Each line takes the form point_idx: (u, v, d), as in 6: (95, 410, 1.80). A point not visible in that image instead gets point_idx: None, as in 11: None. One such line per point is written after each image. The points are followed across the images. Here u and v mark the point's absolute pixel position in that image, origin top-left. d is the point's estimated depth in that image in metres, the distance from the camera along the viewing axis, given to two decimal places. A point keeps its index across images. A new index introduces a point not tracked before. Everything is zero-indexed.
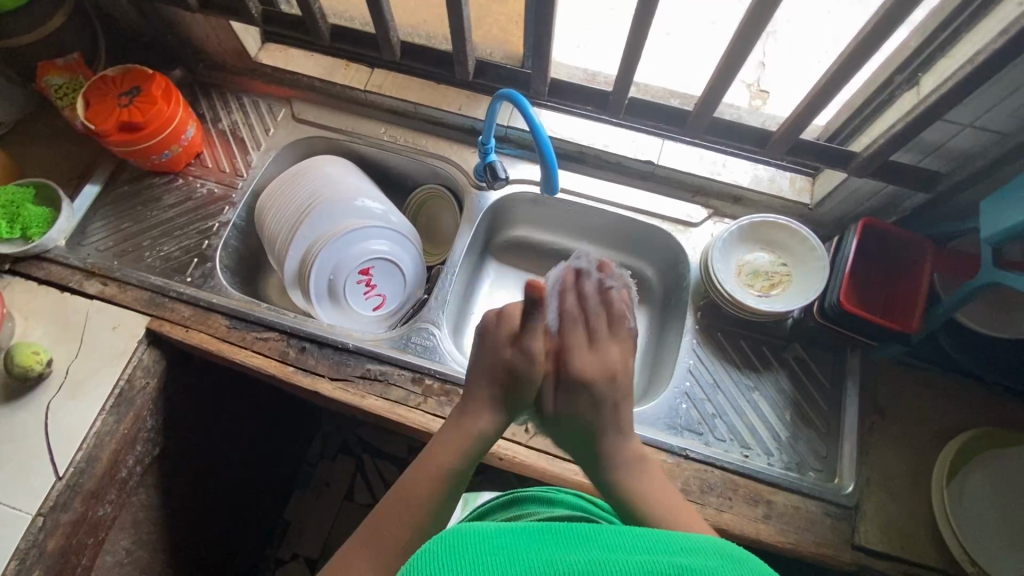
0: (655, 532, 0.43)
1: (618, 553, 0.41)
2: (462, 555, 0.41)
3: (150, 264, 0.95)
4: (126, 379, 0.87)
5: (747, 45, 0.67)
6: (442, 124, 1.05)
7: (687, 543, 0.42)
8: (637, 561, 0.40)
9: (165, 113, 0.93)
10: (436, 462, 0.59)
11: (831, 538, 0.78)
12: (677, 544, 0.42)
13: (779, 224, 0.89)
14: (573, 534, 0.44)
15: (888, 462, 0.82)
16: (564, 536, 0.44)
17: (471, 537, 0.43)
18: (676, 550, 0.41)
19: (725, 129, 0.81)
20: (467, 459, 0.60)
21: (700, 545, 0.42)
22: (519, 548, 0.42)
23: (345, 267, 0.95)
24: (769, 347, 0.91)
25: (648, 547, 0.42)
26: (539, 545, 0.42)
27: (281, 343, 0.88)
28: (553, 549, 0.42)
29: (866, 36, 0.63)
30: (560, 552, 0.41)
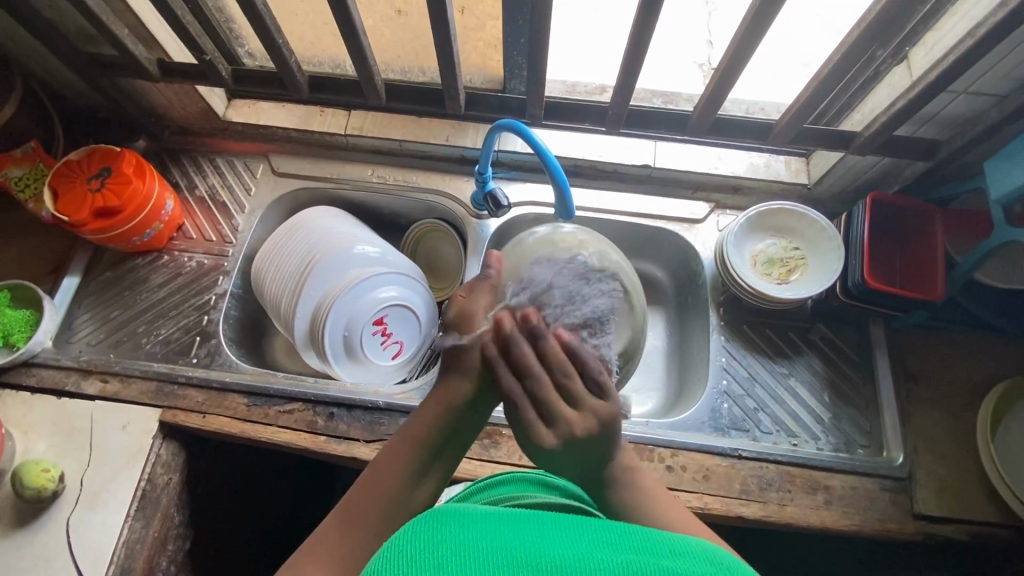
0: (641, 532, 0.43)
1: (603, 550, 0.40)
2: (447, 537, 0.41)
3: (150, 351, 0.90)
4: (147, 478, 0.81)
5: (747, 45, 0.67)
6: (430, 156, 1.02)
7: (677, 547, 0.41)
8: (622, 558, 0.39)
9: (142, 191, 0.88)
10: (416, 426, 0.56)
11: (892, 512, 0.79)
12: (664, 546, 0.41)
13: (790, 207, 0.89)
14: (559, 529, 0.43)
15: (930, 426, 0.84)
16: (545, 528, 0.44)
17: (450, 513, 0.45)
18: (664, 552, 0.40)
19: (725, 127, 0.81)
20: (451, 427, 0.56)
21: (688, 549, 0.41)
22: (499, 535, 0.42)
23: (358, 321, 0.91)
24: (795, 331, 0.92)
25: (631, 544, 0.41)
26: (523, 535, 0.42)
27: (306, 412, 0.84)
28: (535, 539, 0.42)
29: (864, 23, 0.63)
30: (547, 543, 0.41)
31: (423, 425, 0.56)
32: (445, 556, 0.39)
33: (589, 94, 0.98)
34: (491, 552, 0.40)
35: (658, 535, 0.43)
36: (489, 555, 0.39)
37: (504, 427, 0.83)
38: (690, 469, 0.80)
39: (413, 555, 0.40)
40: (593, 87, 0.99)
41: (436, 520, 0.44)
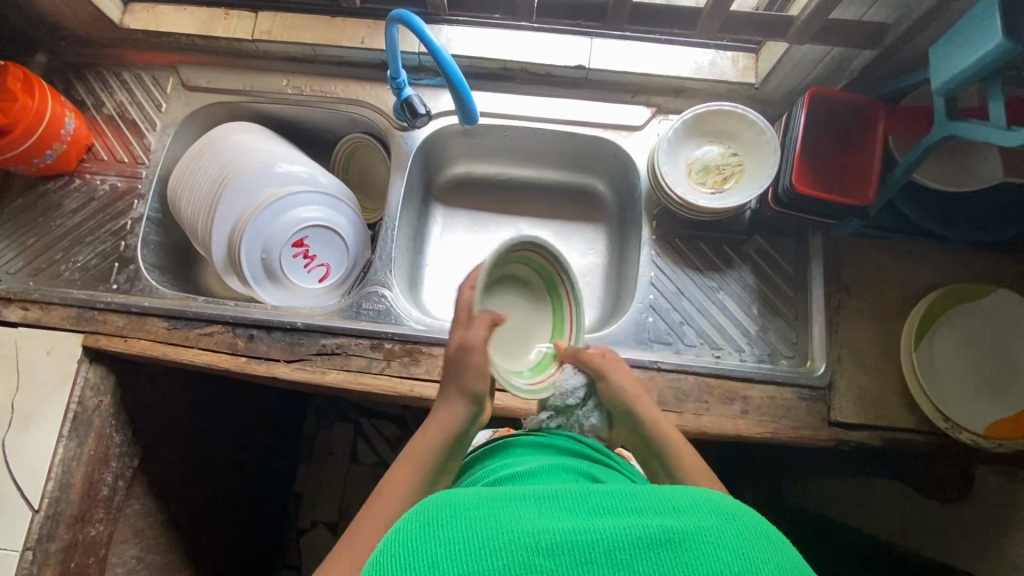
0: (644, 495, 0.41)
1: (608, 518, 0.39)
2: (450, 519, 0.39)
3: (69, 278, 0.89)
4: (77, 401, 0.83)
5: None
6: (348, 63, 0.94)
7: (674, 500, 0.41)
8: (624, 523, 0.38)
9: (32, 108, 0.83)
10: (419, 458, 0.59)
11: (808, 420, 0.79)
12: (671, 505, 0.40)
13: (734, 113, 0.83)
14: (562, 500, 0.42)
15: (858, 336, 0.82)
16: (551, 498, 0.42)
17: (457, 507, 0.41)
18: (671, 509, 0.40)
19: (649, 16, 0.72)
20: (447, 450, 0.60)
21: (693, 504, 0.40)
22: (500, 513, 0.40)
23: (276, 243, 0.89)
24: (730, 244, 0.88)
25: (637, 509, 0.40)
26: (525, 512, 0.40)
27: (226, 335, 0.84)
28: (537, 512, 0.40)
29: None
30: (549, 518, 0.39)
31: (423, 455, 0.59)
32: (451, 547, 0.37)
33: None
34: (493, 534, 0.38)
35: (657, 491, 0.42)
36: (486, 538, 0.37)
37: (424, 345, 0.82)
38: None
39: (414, 554, 0.37)
40: None
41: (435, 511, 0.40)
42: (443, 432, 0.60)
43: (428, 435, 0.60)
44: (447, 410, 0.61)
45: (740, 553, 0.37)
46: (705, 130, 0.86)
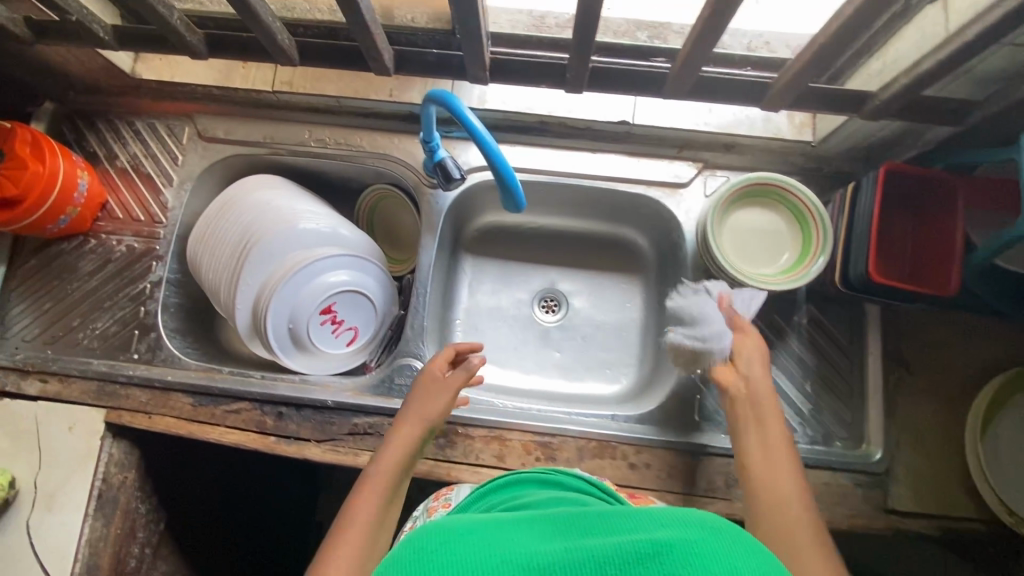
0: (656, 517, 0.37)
1: (595, 535, 0.36)
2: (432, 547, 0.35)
3: (89, 347, 0.85)
4: (101, 478, 0.80)
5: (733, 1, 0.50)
6: (374, 113, 0.89)
7: (666, 515, 0.37)
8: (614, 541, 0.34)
9: (43, 174, 0.78)
10: (363, 511, 0.59)
11: (864, 508, 0.76)
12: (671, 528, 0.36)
13: (820, 220, 0.74)
14: (551, 524, 0.38)
15: (917, 419, 0.78)
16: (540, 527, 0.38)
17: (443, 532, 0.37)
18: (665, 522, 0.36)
19: (711, 87, 0.66)
20: (388, 505, 0.62)
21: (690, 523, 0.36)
22: (481, 538, 0.36)
23: (303, 312, 0.84)
24: (781, 312, 0.83)
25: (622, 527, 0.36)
26: (515, 538, 0.36)
27: (254, 412, 0.80)
28: (529, 537, 0.36)
29: None
30: (535, 544, 0.35)
31: (370, 502, 0.61)
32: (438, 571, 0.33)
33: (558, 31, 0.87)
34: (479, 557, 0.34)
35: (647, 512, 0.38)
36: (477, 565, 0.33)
37: (459, 425, 0.78)
38: (655, 467, 0.76)
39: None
40: (565, 18, 0.87)
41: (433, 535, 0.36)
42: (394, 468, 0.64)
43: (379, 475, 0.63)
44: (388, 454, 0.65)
45: (733, 564, 0.33)
46: (786, 229, 0.78)
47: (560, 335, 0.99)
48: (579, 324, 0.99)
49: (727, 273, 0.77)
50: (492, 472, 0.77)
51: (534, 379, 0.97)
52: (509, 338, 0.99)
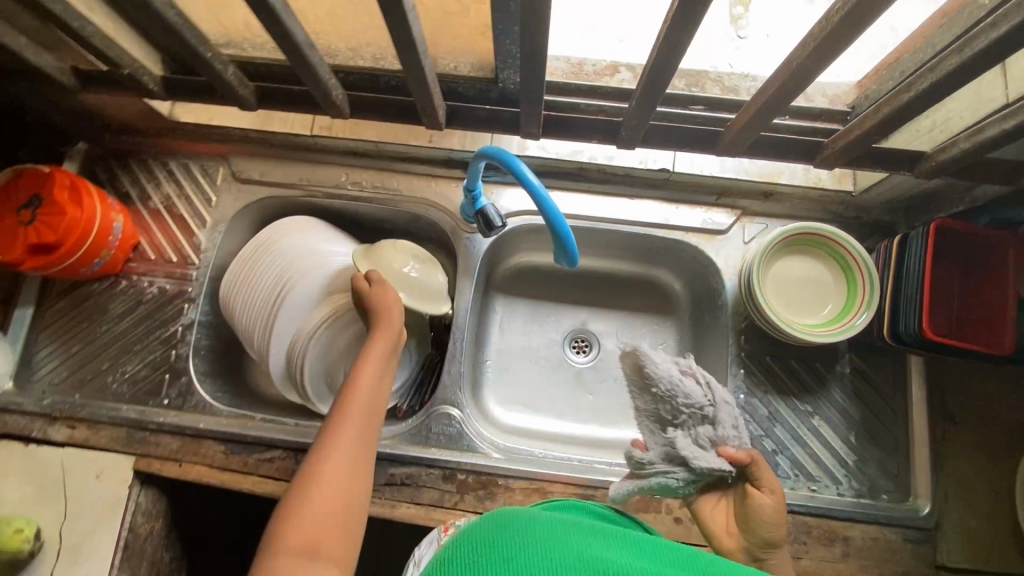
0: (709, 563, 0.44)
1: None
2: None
3: (117, 392, 0.83)
4: (128, 530, 0.78)
5: (809, 69, 0.50)
6: (411, 158, 0.89)
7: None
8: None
9: (81, 219, 0.77)
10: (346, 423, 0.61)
11: (914, 564, 0.74)
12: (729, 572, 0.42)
13: (866, 270, 0.74)
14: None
15: (965, 472, 0.77)
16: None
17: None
18: None
19: (762, 144, 0.66)
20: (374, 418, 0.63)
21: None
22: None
23: (340, 355, 0.84)
24: (822, 361, 0.82)
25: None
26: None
27: (289, 461, 0.78)
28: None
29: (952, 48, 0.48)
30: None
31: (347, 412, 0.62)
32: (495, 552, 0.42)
33: (596, 77, 0.87)
34: (527, 551, 0.41)
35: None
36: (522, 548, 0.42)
37: (500, 477, 0.77)
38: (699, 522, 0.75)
39: None
40: (603, 66, 0.88)
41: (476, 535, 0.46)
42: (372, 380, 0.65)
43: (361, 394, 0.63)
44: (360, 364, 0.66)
45: None
46: (832, 281, 0.78)
47: (593, 377, 0.97)
48: (611, 366, 0.98)
49: (770, 319, 0.76)
50: None
51: (567, 423, 0.95)
52: (541, 380, 0.98)
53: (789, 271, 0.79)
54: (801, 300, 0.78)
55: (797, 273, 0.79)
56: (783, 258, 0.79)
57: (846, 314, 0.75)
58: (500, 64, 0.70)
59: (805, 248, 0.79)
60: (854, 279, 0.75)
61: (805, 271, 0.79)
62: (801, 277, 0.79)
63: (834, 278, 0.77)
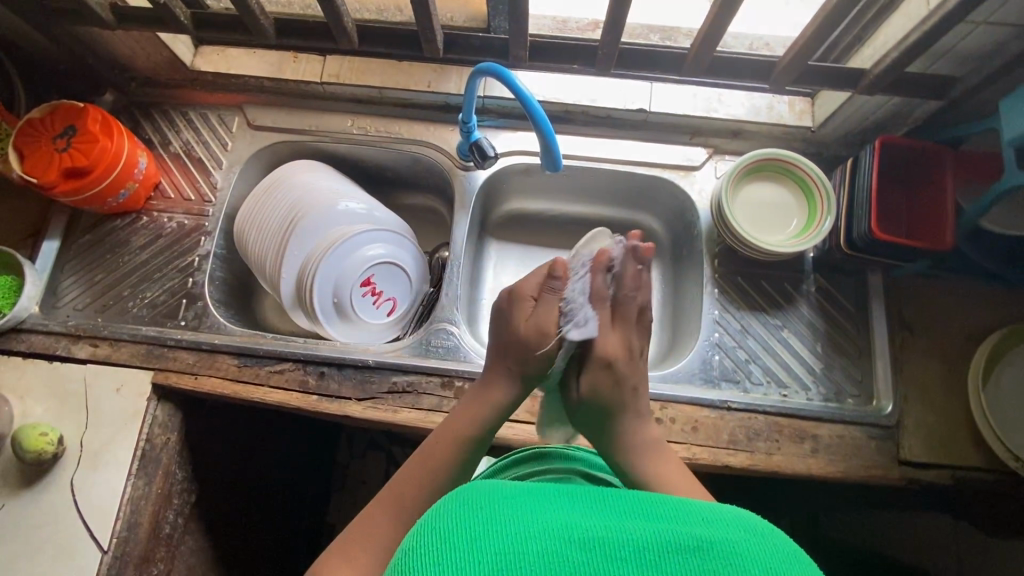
0: (674, 503, 0.41)
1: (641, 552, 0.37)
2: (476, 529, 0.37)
3: (137, 314, 0.89)
4: (146, 439, 0.83)
5: None
6: (412, 105, 0.97)
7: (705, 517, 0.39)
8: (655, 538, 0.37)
9: (110, 149, 0.84)
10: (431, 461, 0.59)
11: (878, 459, 0.80)
12: (701, 514, 0.39)
13: (824, 188, 0.82)
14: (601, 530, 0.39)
15: (922, 376, 0.83)
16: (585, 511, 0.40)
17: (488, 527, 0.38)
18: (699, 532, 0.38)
19: (724, 67, 0.74)
20: (487, 424, 0.63)
21: (725, 517, 0.39)
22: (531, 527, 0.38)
23: (347, 280, 0.90)
24: (790, 281, 0.89)
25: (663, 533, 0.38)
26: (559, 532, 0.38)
27: (298, 372, 0.84)
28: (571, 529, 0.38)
29: None
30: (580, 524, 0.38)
31: (450, 437, 0.61)
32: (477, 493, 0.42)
33: (579, 31, 0.97)
34: (501, 539, 0.36)
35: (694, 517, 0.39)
36: (490, 533, 0.36)
37: None
38: (679, 421, 0.80)
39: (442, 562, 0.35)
40: (586, 23, 0.97)
41: (432, 517, 0.39)
42: (483, 410, 0.63)
43: (460, 422, 0.62)
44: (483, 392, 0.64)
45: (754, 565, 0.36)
46: (795, 203, 0.86)
47: None
48: None
49: (741, 237, 0.84)
50: (525, 426, 0.81)
51: None
52: None
53: (755, 195, 0.87)
54: (770, 219, 0.86)
55: (763, 196, 0.87)
56: (748, 183, 0.87)
57: (809, 226, 0.84)
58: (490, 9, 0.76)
59: (767, 173, 0.87)
60: (814, 197, 0.84)
61: (769, 193, 0.87)
62: (766, 199, 0.87)
63: (796, 197, 0.86)
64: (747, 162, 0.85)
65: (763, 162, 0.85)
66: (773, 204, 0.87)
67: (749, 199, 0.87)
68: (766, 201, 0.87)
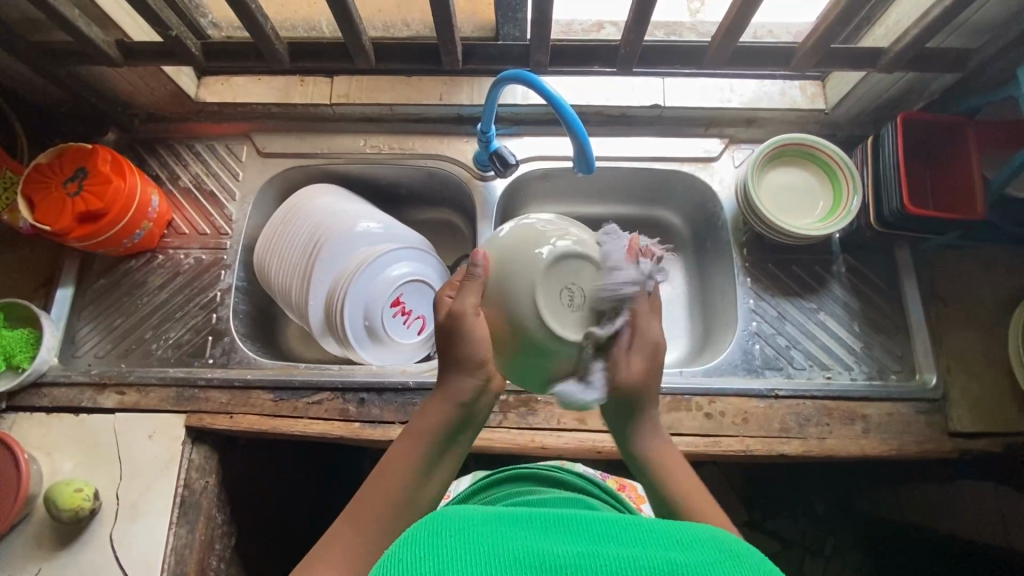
0: (647, 526, 0.41)
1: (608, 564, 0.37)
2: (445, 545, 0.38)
3: (162, 356, 0.87)
4: (184, 484, 0.80)
5: None
6: (424, 119, 0.96)
7: (682, 537, 0.39)
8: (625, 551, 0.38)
9: (124, 189, 0.81)
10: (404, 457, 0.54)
11: (930, 433, 0.80)
12: (671, 539, 0.39)
13: (848, 168, 0.83)
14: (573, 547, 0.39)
15: (962, 346, 0.84)
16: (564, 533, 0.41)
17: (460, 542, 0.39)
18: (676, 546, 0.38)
19: (745, 56, 0.74)
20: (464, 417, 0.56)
21: (695, 538, 0.39)
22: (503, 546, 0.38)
23: (376, 302, 0.88)
24: (820, 264, 0.89)
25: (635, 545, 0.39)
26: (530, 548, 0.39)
27: (337, 401, 0.82)
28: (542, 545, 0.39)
29: None
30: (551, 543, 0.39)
31: (425, 431, 0.55)
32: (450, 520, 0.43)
33: (585, 34, 0.97)
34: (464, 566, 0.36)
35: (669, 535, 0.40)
36: (453, 559, 0.37)
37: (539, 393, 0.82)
38: (730, 414, 0.80)
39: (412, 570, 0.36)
40: (590, 24, 0.98)
41: (401, 539, 0.39)
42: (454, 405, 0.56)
43: (433, 415, 0.56)
44: (452, 378, 0.56)
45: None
46: (819, 185, 0.86)
47: None
48: None
49: (771, 224, 0.84)
50: (575, 434, 0.79)
51: None
52: None
53: (779, 180, 0.87)
54: (796, 203, 0.86)
55: (787, 181, 0.87)
56: (771, 169, 0.87)
57: (836, 208, 0.84)
58: (500, 16, 0.76)
59: (789, 159, 0.87)
60: (839, 179, 0.84)
61: (793, 178, 0.87)
62: (791, 184, 0.87)
63: (820, 180, 0.86)
64: (771, 148, 0.85)
65: (786, 148, 0.85)
66: (798, 188, 0.87)
67: (773, 184, 0.87)
68: (791, 185, 0.87)
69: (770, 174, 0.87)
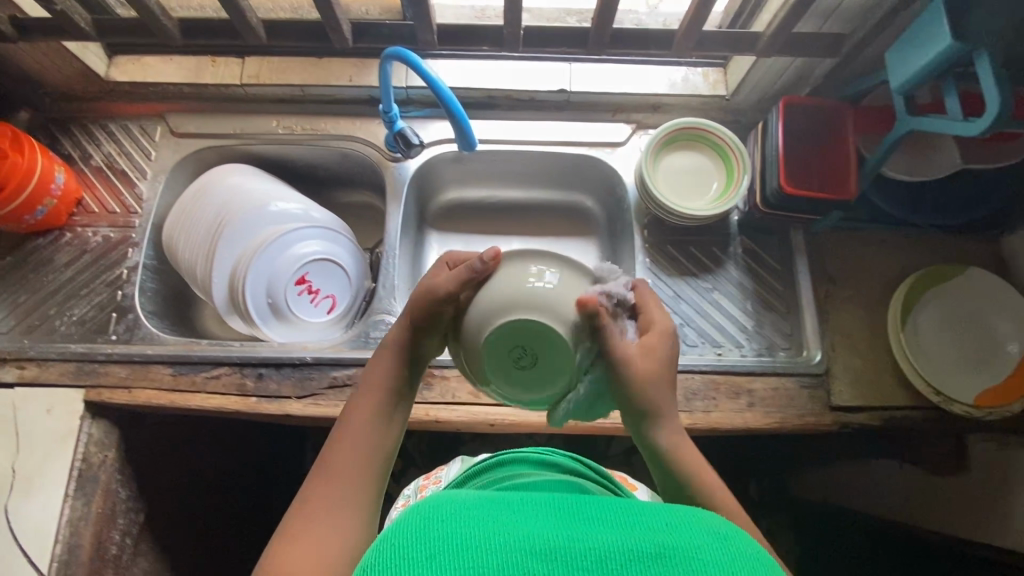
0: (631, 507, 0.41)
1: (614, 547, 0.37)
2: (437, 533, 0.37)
3: (66, 333, 0.87)
4: (81, 458, 0.80)
5: None
6: (337, 101, 0.97)
7: (672, 520, 0.39)
8: (619, 539, 0.37)
9: (21, 166, 0.82)
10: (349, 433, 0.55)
11: (812, 406, 0.83)
12: (663, 519, 0.40)
13: (738, 150, 0.85)
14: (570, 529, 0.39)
15: (848, 323, 0.87)
16: (566, 514, 0.40)
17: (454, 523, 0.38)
18: (667, 529, 0.38)
19: (626, 39, 0.77)
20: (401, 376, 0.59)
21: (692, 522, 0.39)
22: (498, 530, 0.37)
23: (280, 280, 0.89)
24: (717, 245, 0.92)
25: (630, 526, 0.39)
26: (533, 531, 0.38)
27: (234, 376, 0.83)
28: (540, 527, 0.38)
29: None
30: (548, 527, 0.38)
31: (366, 402, 0.57)
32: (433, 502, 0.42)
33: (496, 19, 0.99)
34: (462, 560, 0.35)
35: (658, 518, 0.40)
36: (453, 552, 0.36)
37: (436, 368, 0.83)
38: None
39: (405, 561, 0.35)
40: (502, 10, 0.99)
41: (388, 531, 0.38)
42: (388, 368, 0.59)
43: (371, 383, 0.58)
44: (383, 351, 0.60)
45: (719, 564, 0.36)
46: (714, 167, 0.89)
47: None
48: None
49: (664, 205, 0.86)
50: (468, 408, 0.81)
51: None
52: None
53: (675, 164, 0.90)
54: (692, 185, 0.89)
55: (683, 164, 0.89)
56: (667, 153, 0.90)
57: (727, 188, 0.87)
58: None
59: (685, 142, 0.90)
60: (730, 159, 0.87)
61: (688, 160, 0.89)
62: (686, 167, 0.89)
63: (715, 162, 0.89)
64: (663, 133, 0.88)
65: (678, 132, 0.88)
66: (693, 170, 0.89)
67: (670, 168, 0.89)
68: (686, 168, 0.89)
69: (666, 159, 0.90)
